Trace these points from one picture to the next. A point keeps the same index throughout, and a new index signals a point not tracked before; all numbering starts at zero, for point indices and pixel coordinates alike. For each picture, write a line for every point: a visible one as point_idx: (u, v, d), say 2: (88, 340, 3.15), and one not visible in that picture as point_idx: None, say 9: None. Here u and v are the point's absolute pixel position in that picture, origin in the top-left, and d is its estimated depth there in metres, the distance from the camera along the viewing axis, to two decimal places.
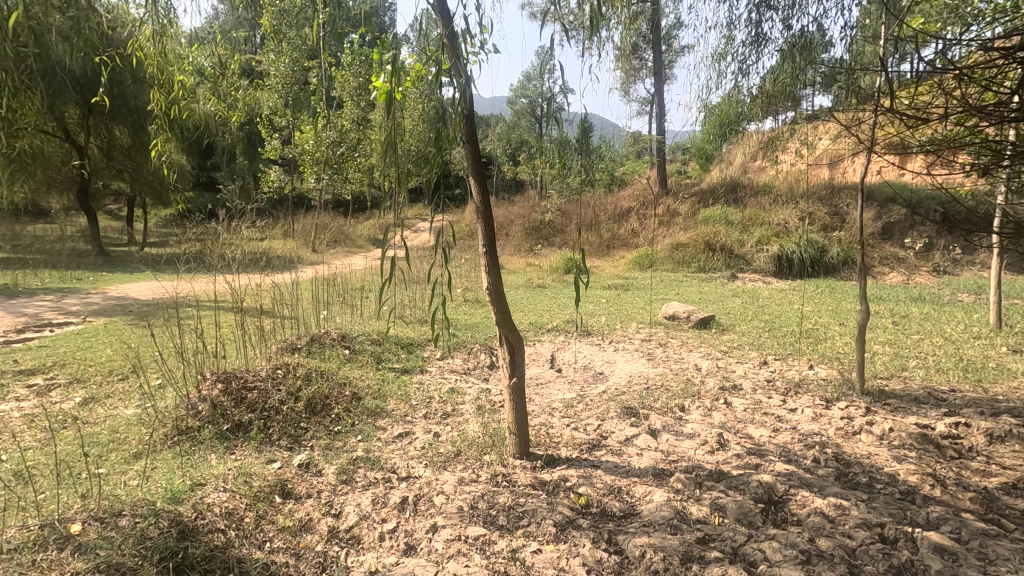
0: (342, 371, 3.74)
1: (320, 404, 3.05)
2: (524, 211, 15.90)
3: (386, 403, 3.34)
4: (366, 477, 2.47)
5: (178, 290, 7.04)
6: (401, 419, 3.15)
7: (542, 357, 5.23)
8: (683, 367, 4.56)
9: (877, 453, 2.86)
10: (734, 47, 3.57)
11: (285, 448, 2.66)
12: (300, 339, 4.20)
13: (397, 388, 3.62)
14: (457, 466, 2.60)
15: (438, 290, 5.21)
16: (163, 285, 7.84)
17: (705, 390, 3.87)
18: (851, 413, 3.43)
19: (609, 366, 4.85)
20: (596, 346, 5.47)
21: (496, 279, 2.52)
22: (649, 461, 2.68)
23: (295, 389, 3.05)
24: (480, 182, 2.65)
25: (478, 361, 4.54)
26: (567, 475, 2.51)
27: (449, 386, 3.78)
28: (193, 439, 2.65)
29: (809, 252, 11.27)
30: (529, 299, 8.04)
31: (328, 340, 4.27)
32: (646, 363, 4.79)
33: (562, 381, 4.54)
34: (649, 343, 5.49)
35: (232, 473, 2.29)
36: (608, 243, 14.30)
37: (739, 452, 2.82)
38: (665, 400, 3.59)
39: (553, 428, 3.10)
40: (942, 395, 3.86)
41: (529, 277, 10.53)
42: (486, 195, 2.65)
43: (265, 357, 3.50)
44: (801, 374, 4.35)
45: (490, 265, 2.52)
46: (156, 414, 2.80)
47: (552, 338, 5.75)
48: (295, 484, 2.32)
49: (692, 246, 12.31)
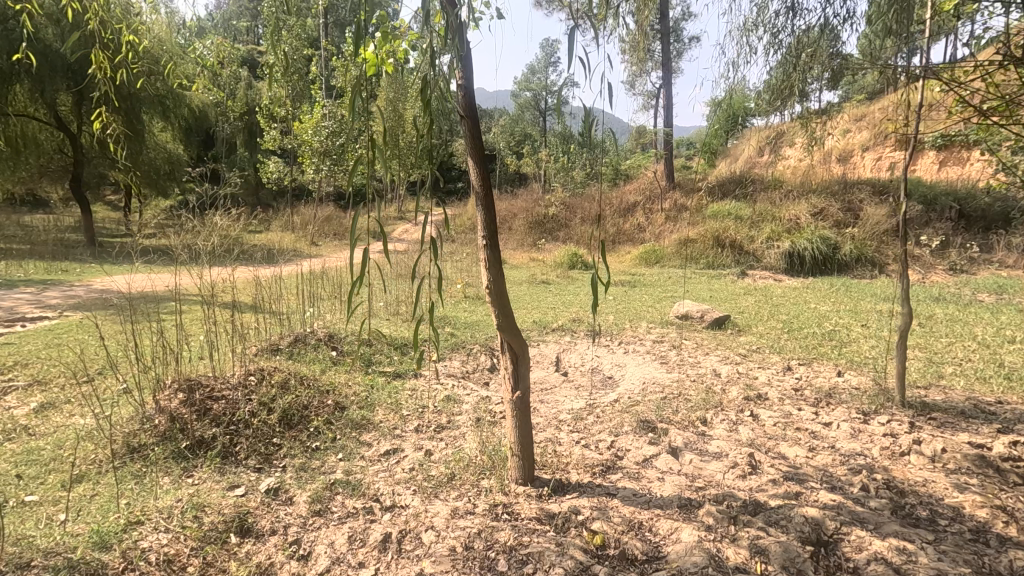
0: (326, 375, 3.39)
1: (296, 416, 2.69)
2: (527, 205, 15.55)
3: (373, 413, 2.98)
4: (344, 507, 2.12)
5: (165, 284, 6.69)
6: (390, 433, 2.79)
7: (546, 359, 4.87)
8: (701, 372, 4.19)
9: (935, 480, 2.48)
10: (766, 16, 3.21)
11: (253, 469, 2.29)
12: (283, 339, 3.85)
13: (387, 396, 3.27)
14: (451, 494, 2.24)
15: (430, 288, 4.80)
16: (150, 277, 7.50)
17: (728, 401, 3.49)
18: (894, 429, 3.05)
19: (619, 370, 4.52)
20: (604, 347, 5.11)
21: (497, 277, 2.16)
22: (673, 489, 2.32)
23: (269, 398, 2.68)
24: (480, 166, 2.21)
25: (477, 364, 4.21)
26: (578, 506, 2.15)
27: (445, 394, 3.43)
28: (144, 459, 2.28)
29: (822, 249, 10.86)
30: (532, 296, 7.69)
31: (312, 340, 3.90)
32: (659, 367, 4.43)
33: (569, 387, 4.20)
34: (661, 345, 5.12)
35: (181, 507, 1.92)
36: (614, 239, 13.91)
37: (775, 477, 2.46)
38: (685, 412, 3.22)
39: (560, 445, 2.74)
40: (990, 408, 3.48)
41: (534, 272, 10.18)
42: (488, 181, 2.22)
43: (239, 360, 3.11)
44: (830, 382, 3.98)
45: (491, 261, 2.16)
46: (106, 428, 2.43)
47: (558, 338, 5.38)
48: (257, 518, 1.96)
49: (701, 242, 11.96)
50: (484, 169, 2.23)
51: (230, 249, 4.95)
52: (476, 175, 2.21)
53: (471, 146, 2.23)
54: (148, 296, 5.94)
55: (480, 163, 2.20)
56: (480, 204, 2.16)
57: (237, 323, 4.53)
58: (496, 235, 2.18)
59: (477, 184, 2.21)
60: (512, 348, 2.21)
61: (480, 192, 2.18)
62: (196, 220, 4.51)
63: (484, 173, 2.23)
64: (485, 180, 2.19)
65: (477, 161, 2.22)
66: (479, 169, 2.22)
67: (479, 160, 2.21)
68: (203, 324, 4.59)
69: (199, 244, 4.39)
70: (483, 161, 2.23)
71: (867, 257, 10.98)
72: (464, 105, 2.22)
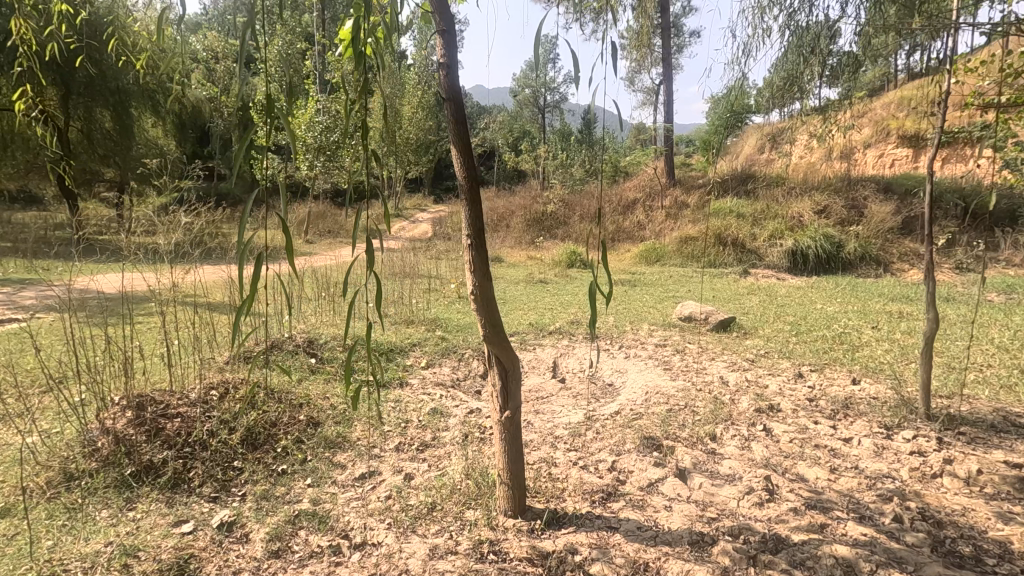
0: (300, 386, 3.12)
1: (262, 436, 2.42)
2: (525, 202, 15.25)
3: (350, 430, 2.71)
4: (307, 545, 1.85)
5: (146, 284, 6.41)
6: (367, 453, 2.52)
7: (543, 364, 4.61)
8: (708, 380, 3.92)
9: (975, 508, 2.22)
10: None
11: (207, 500, 2.03)
12: (258, 346, 3.57)
13: (368, 408, 3.01)
14: (430, 528, 1.97)
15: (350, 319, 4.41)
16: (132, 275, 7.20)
17: (738, 412, 3.22)
18: (922, 446, 2.79)
19: (620, 377, 4.28)
20: (604, 352, 4.85)
21: (484, 283, 1.91)
22: (682, 521, 2.06)
23: (231, 415, 2.39)
24: (465, 157, 1.89)
25: (469, 370, 3.95)
26: (574, 544, 1.89)
27: (431, 406, 3.15)
28: (82, 488, 2.02)
29: (826, 247, 10.59)
30: (530, 296, 7.43)
31: (290, 346, 3.63)
32: (662, 373, 4.17)
33: (567, 396, 3.95)
34: (664, 349, 4.85)
35: (109, 554, 1.67)
36: (613, 236, 13.66)
37: (796, 505, 2.19)
38: (693, 427, 2.95)
39: (556, 466, 2.47)
40: (1021, 421, 3.21)
41: (531, 271, 9.92)
42: (474, 173, 1.92)
43: (203, 372, 2.81)
44: (846, 391, 3.72)
45: (477, 263, 1.90)
46: (41, 452, 2.16)
47: (555, 341, 5.10)
48: (202, 563, 1.71)
49: (702, 240, 11.72)
50: (469, 160, 1.89)
51: (206, 249, 4.67)
52: (460, 166, 1.89)
53: (454, 134, 1.88)
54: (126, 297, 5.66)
55: (464, 155, 1.87)
56: (465, 202, 1.88)
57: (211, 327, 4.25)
58: (483, 233, 1.91)
59: (462, 177, 1.89)
60: (501, 362, 1.97)
61: (465, 186, 1.88)
62: (156, 216, 4.16)
63: (469, 164, 1.90)
64: (470, 172, 1.88)
65: (461, 153, 1.89)
66: (464, 161, 1.88)
67: (463, 151, 1.88)
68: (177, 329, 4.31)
69: (162, 244, 4.05)
70: (469, 151, 1.89)
71: (872, 256, 10.70)
72: (446, 87, 1.85)
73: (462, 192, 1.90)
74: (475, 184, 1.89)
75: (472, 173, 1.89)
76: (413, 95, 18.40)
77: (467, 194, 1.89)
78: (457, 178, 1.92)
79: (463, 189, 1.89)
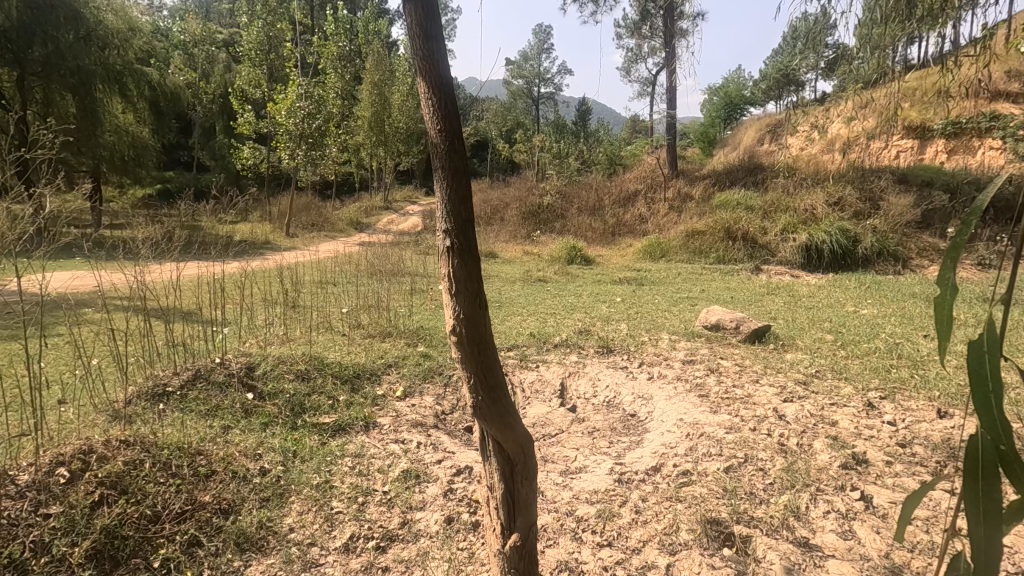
0: (224, 439, 2.27)
1: (126, 543, 1.64)
2: (520, 195, 14.38)
3: (281, 516, 1.88)
4: None
5: (69, 276, 5.40)
6: (302, 562, 1.69)
7: (547, 388, 3.76)
8: (759, 414, 3.08)
9: None
10: None
11: None
12: (176, 377, 2.70)
13: (317, 471, 2.18)
14: None
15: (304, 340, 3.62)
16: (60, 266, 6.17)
17: (821, 469, 2.38)
18: None
19: (645, 406, 3.45)
20: (621, 370, 3.99)
21: (478, 320, 1.20)
22: None
23: (74, 520, 1.64)
24: (444, 115, 1.18)
25: (457, 403, 3.09)
26: None
27: (404, 464, 2.29)
28: None
29: (840, 244, 9.59)
30: (528, 298, 6.55)
31: (220, 377, 2.74)
32: (697, 402, 3.34)
33: (579, 436, 3.11)
34: (694, 368, 3.96)
35: None
36: (613, 230, 12.81)
37: None
38: (767, 497, 2.13)
39: None
40: None
41: (528, 268, 9.06)
42: (456, 148, 1.19)
43: (74, 435, 2.02)
44: (939, 430, 2.90)
45: (465, 289, 1.18)
46: None
47: (561, 358, 4.21)
48: None
49: (710, 234, 10.78)
50: (449, 107, 1.19)
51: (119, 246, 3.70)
52: (434, 121, 1.17)
53: (424, 72, 1.17)
54: (28, 293, 4.52)
55: (437, 99, 1.16)
56: (441, 184, 1.17)
57: (119, 344, 3.30)
58: (472, 237, 1.21)
59: (433, 135, 1.19)
60: (501, 449, 1.26)
61: (442, 155, 1.18)
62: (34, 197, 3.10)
63: (447, 114, 1.19)
64: (450, 129, 1.18)
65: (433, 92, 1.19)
66: (438, 109, 1.18)
67: (440, 100, 1.17)
68: (65, 345, 3.28)
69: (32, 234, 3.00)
70: (448, 100, 1.19)
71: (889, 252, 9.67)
72: None
73: (435, 164, 1.19)
74: (457, 149, 1.19)
75: (453, 130, 1.19)
76: (402, 83, 17.43)
77: (443, 169, 1.18)
78: (432, 154, 1.21)
79: (437, 156, 1.19)
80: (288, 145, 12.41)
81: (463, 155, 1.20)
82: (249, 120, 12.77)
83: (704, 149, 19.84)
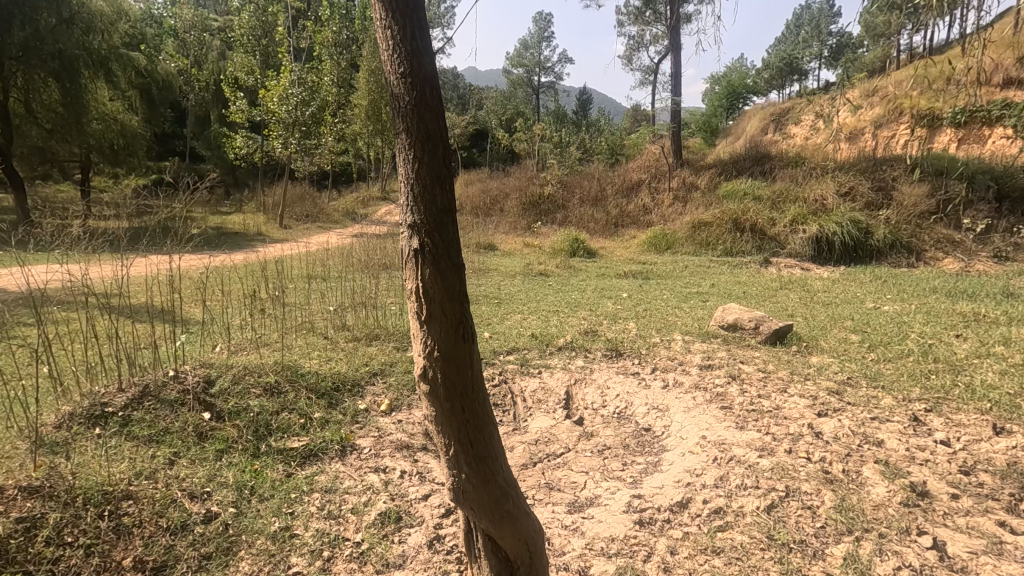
0: (168, 472, 1.92)
1: None
2: (520, 184, 14.01)
3: None
4: None
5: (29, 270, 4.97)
6: None
7: (551, 398, 3.37)
8: (793, 432, 2.69)
9: None
10: None
11: None
12: (119, 396, 2.31)
13: (281, 510, 1.84)
14: None
15: (276, 350, 3.21)
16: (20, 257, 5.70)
17: (879, 506, 2.01)
18: None
19: (660, 420, 3.07)
20: (631, 377, 3.60)
21: (462, 375, 1.04)
22: None
23: None
24: (420, 96, 0.94)
25: None
26: None
27: (384, 503, 1.92)
28: None
29: (851, 235, 9.11)
30: (529, 294, 6.14)
31: (169, 395, 2.35)
32: (719, 416, 2.95)
33: (588, 456, 2.73)
34: (713, 375, 3.56)
35: None
36: (615, 221, 12.38)
37: None
38: (823, 550, 1.79)
39: None
40: None
41: (529, 261, 8.65)
42: (427, 123, 0.95)
43: None
44: (999, 453, 2.52)
45: (450, 344, 1.02)
46: None
47: (566, 364, 3.81)
48: None
49: (717, 225, 10.37)
50: (416, 50, 0.94)
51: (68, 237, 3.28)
52: (409, 104, 0.94)
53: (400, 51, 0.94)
54: None
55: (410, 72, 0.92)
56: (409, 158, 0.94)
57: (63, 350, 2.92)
58: (450, 237, 0.98)
59: (397, 85, 0.94)
60: (497, 537, 1.21)
61: (409, 123, 0.94)
62: None
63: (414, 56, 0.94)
64: (418, 79, 0.93)
65: (398, 21, 0.93)
66: (403, 49, 0.93)
67: (410, 50, 0.92)
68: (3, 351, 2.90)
69: None
70: (419, 53, 0.94)
71: (903, 244, 9.23)
72: None
73: (401, 128, 0.96)
74: (430, 107, 0.95)
75: (423, 79, 0.94)
76: None
77: (411, 133, 0.94)
78: (400, 131, 0.98)
79: (403, 116, 0.95)
80: (280, 134, 11.89)
81: (439, 115, 0.96)
82: (241, 108, 12.26)
83: (707, 138, 19.33)
